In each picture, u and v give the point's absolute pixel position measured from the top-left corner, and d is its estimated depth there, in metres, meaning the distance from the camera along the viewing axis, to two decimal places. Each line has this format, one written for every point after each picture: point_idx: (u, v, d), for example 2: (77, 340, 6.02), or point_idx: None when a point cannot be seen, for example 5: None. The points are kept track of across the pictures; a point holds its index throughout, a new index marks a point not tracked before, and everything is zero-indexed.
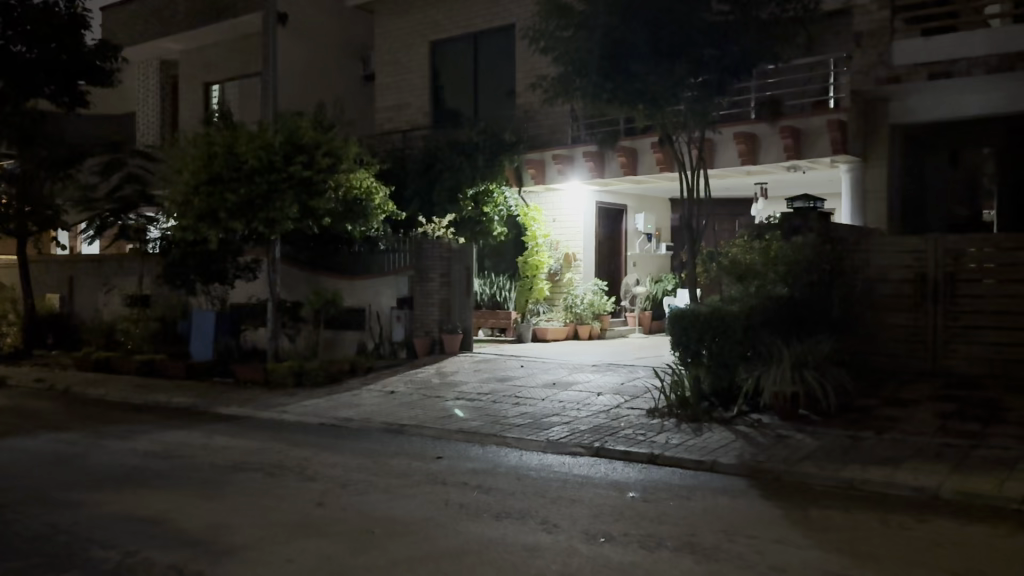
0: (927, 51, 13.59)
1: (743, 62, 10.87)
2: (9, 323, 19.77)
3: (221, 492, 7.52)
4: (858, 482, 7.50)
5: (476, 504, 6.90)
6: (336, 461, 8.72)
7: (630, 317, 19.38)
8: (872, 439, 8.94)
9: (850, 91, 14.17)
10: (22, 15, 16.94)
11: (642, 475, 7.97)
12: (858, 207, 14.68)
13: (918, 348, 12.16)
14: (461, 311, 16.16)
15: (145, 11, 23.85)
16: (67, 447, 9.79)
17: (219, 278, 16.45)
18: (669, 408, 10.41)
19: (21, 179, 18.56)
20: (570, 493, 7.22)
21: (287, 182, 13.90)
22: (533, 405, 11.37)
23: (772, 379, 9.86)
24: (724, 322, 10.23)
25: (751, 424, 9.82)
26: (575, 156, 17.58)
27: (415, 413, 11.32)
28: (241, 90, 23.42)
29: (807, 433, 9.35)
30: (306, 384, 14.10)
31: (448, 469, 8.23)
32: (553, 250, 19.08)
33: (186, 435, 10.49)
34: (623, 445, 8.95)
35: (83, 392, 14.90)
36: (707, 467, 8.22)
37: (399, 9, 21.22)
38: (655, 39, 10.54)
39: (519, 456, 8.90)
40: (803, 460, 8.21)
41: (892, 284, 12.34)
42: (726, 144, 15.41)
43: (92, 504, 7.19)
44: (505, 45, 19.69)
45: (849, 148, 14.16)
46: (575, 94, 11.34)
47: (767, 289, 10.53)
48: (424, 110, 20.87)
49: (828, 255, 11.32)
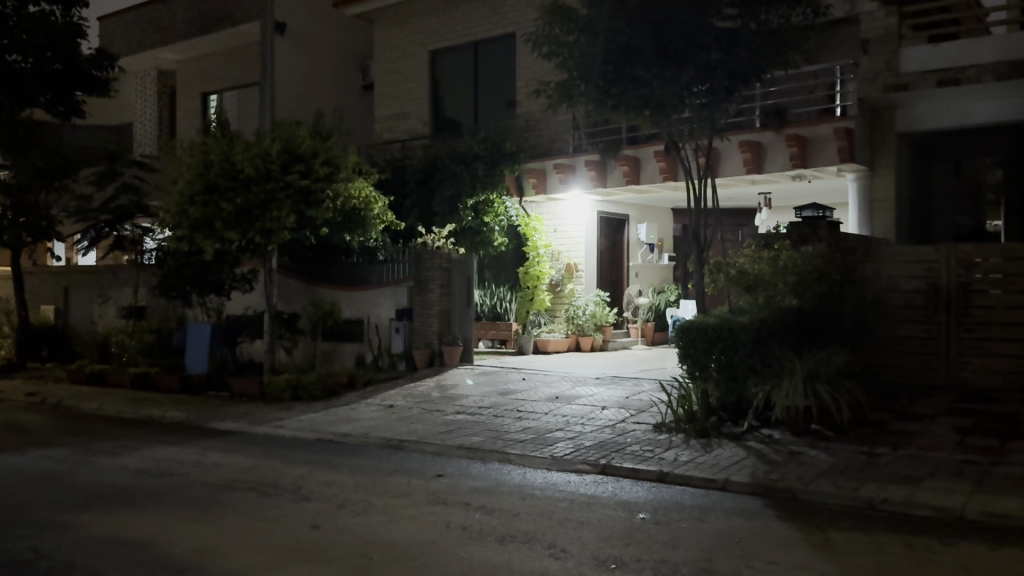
0: (935, 57, 13.24)
1: (752, 67, 10.51)
2: (4, 336, 19.26)
3: (212, 513, 7.21)
4: (878, 502, 7.20)
5: (480, 526, 6.60)
6: (332, 479, 8.41)
7: (632, 329, 19.02)
8: (888, 456, 8.64)
9: (857, 99, 13.89)
10: (17, 24, 16.99)
11: (652, 494, 7.67)
12: (865, 217, 14.42)
13: (931, 361, 11.86)
14: (461, 324, 15.79)
15: (141, 20, 23.62)
16: (55, 464, 9.47)
17: (215, 289, 16.02)
18: (677, 423, 10.12)
19: (18, 189, 17.73)
20: (577, 514, 6.92)
21: (285, 191, 13.62)
22: (536, 420, 11.06)
23: (784, 392, 9.58)
24: (733, 334, 9.91)
25: (762, 440, 9.53)
26: (578, 166, 17.25)
27: (414, 428, 11.01)
28: (239, 99, 23.20)
29: (821, 449, 9.06)
30: (303, 397, 13.77)
31: (450, 488, 7.92)
32: (554, 261, 18.75)
33: (179, 451, 10.18)
34: (630, 462, 8.64)
35: (76, 406, 14.58)
36: (717, 486, 7.92)
37: (398, 18, 21.01)
38: (662, 44, 10.31)
39: (522, 473, 8.59)
40: (818, 478, 7.91)
41: (903, 295, 12.05)
42: (730, 153, 15.10)
43: (77, 526, 6.89)
44: (505, 54, 19.47)
45: (856, 156, 13.82)
46: (578, 100, 11.07)
47: (776, 300, 10.22)
48: (424, 119, 20.63)
49: (838, 264, 11.03)
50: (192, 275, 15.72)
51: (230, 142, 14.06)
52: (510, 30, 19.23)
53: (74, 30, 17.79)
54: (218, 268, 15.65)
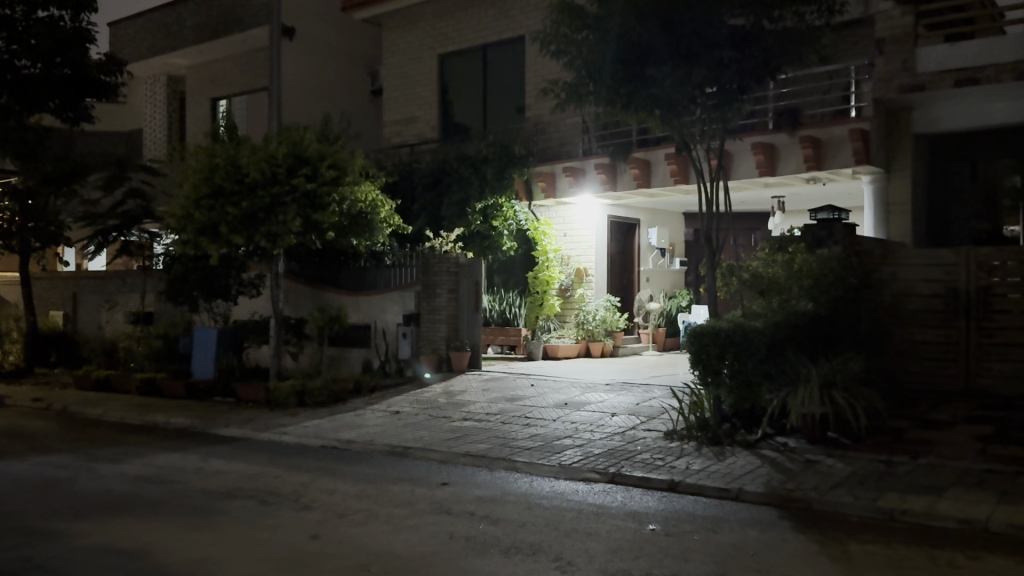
0: (953, 57, 12.93)
1: (766, 66, 10.25)
2: (12, 341, 19.15)
3: (210, 522, 7.00)
4: (898, 513, 6.94)
5: (485, 537, 6.38)
6: (334, 487, 8.20)
7: (643, 335, 18.80)
8: (907, 465, 8.37)
9: (872, 100, 13.63)
10: (25, 29, 16.41)
11: (663, 505, 7.41)
12: (880, 219, 14.19)
13: (949, 366, 11.58)
14: (470, 328, 15.73)
15: (151, 25, 23.53)
16: (54, 471, 9.28)
17: (222, 294, 15.88)
18: (688, 431, 9.86)
19: (26, 194, 18.00)
20: (585, 526, 6.68)
21: (291, 195, 13.48)
22: (544, 427, 10.83)
23: (800, 400, 9.31)
24: (747, 338, 9.61)
25: (777, 448, 9.26)
26: (587, 169, 17.10)
27: (420, 434, 10.79)
28: (249, 104, 23.10)
29: (837, 457, 8.79)
30: (309, 403, 13.60)
31: (454, 497, 7.70)
32: (563, 266, 18.53)
33: (181, 458, 10.00)
34: (641, 471, 8.39)
35: (82, 411, 14.43)
36: (731, 496, 7.67)
37: (407, 21, 20.86)
38: (674, 42, 10.09)
39: (529, 482, 8.36)
40: (835, 487, 7.65)
41: (922, 298, 11.76)
42: (743, 155, 14.88)
43: (71, 535, 6.69)
44: (515, 58, 19.27)
45: (871, 158, 13.57)
46: (588, 101, 10.84)
47: (791, 305, 10.06)
48: (433, 124, 20.46)
49: (854, 266, 10.80)
50: (198, 280, 15.56)
51: (236, 146, 13.90)
52: (519, 33, 19.05)
53: (82, 35, 17.18)
54: (225, 272, 15.55)
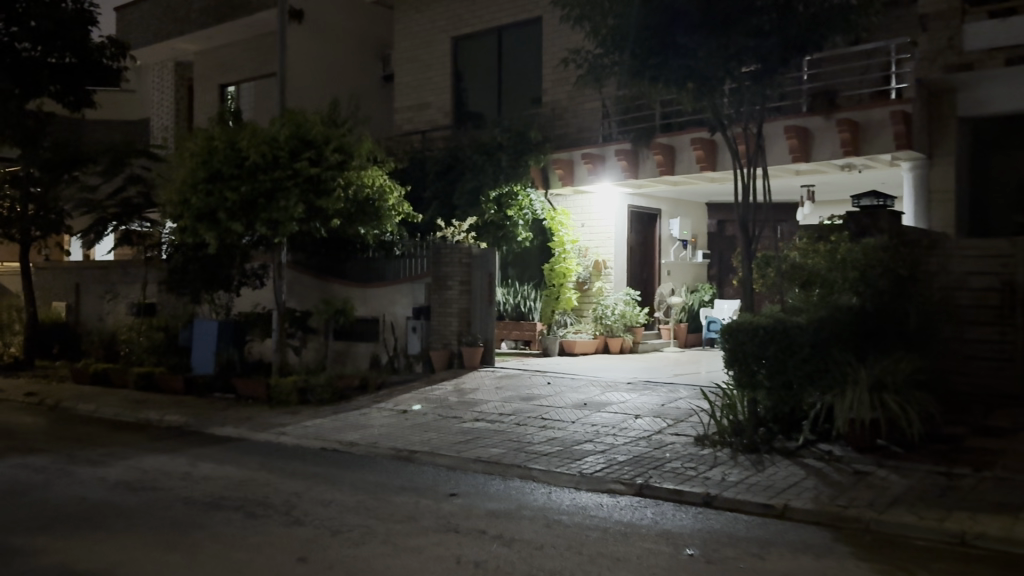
0: (1003, 34, 11.92)
1: (810, 38, 9.32)
2: (14, 332, 18.40)
3: (187, 539, 6.20)
4: (970, 537, 6.07)
5: (497, 562, 5.57)
6: (332, 498, 7.41)
7: (663, 330, 17.95)
8: (971, 478, 7.49)
9: (915, 81, 12.60)
10: (24, 9, 15.43)
11: (698, 523, 6.57)
12: (921, 209, 13.12)
13: (1006, 367, 10.67)
14: (483, 323, 14.62)
15: (157, 7, 22.72)
16: (28, 475, 8.54)
17: (223, 285, 15.10)
18: (721, 436, 9.03)
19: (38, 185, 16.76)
20: (614, 550, 5.82)
21: (292, 179, 12.57)
22: (562, 430, 9.97)
23: (847, 405, 8.44)
24: (790, 336, 8.68)
25: (821, 457, 8.40)
26: (607, 156, 16.08)
27: (428, 437, 9.96)
28: (257, 89, 22.33)
29: (890, 468, 7.92)
30: (312, 400, 12.82)
31: (464, 511, 6.90)
32: (581, 258, 17.63)
33: (169, 461, 9.20)
34: (671, 483, 7.54)
35: (73, 408, 13.64)
36: (775, 514, 6.81)
37: (420, 3, 20.06)
38: (708, 10, 9.16)
39: (547, 493, 7.53)
40: (893, 505, 6.76)
41: (973, 293, 10.87)
42: (776, 138, 13.98)
43: (28, 553, 5.91)
44: (530, 40, 18.42)
45: (914, 142, 12.60)
46: (610, 76, 9.98)
47: (833, 298, 9.14)
48: (446, 110, 19.59)
49: (904, 257, 9.63)
50: (198, 270, 14.86)
51: (235, 129, 13.04)
52: (536, 14, 18.16)
53: (84, 17, 16.25)
54: (227, 263, 14.75)
